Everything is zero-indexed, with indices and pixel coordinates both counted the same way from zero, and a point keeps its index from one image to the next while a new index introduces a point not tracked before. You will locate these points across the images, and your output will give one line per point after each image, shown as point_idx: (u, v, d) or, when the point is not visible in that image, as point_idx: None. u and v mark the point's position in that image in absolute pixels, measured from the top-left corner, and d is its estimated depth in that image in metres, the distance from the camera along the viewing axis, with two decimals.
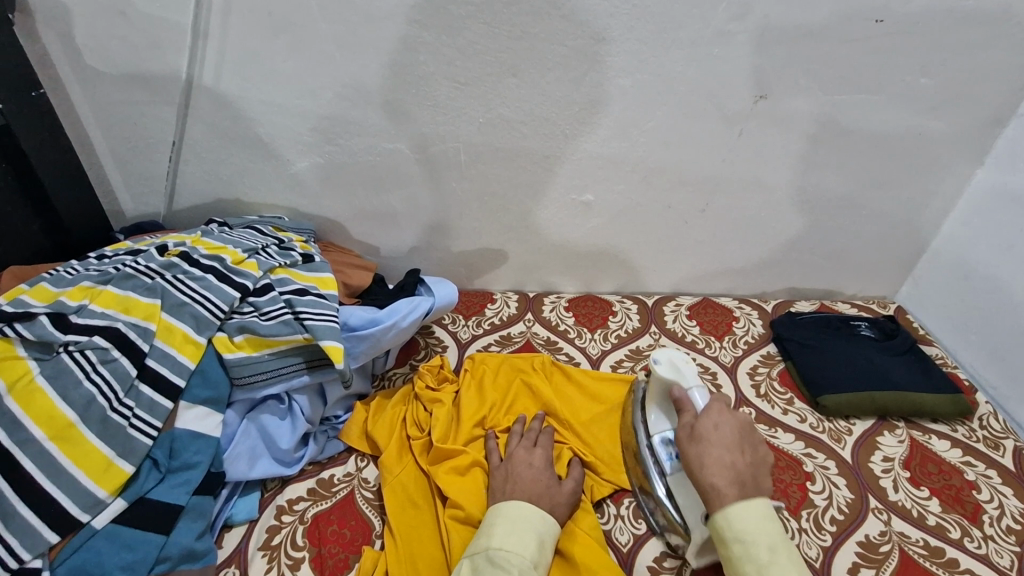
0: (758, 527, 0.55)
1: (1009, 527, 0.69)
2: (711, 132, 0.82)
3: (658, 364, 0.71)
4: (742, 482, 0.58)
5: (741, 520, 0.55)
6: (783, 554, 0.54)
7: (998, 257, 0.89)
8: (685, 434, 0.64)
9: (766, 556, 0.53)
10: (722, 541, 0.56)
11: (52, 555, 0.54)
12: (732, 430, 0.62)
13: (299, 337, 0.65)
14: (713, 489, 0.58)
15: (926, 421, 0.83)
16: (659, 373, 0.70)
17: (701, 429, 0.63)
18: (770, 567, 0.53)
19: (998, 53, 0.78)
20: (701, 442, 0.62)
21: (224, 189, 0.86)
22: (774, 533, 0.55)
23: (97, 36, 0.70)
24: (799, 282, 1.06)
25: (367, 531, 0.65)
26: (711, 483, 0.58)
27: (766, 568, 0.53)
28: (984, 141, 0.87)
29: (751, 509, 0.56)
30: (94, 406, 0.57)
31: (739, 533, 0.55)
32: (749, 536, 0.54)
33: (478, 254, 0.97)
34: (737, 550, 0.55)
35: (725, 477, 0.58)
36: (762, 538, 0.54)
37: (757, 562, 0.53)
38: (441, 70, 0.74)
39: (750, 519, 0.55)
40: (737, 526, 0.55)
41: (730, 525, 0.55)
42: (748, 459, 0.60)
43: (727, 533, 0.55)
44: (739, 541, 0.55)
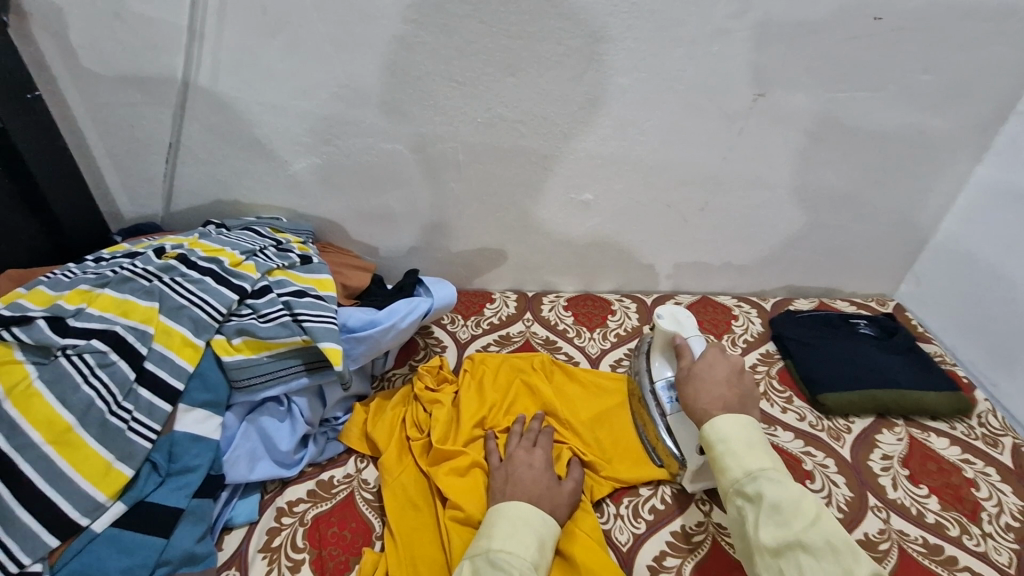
0: (738, 427, 0.59)
1: (1007, 524, 0.69)
2: (710, 131, 0.82)
3: (660, 319, 0.74)
4: (730, 405, 0.62)
5: (722, 420, 0.60)
6: (761, 450, 0.57)
7: (998, 254, 0.89)
8: (681, 373, 0.68)
9: (744, 450, 0.58)
10: (706, 444, 0.60)
11: (52, 559, 0.54)
12: (725, 367, 0.66)
13: (298, 339, 0.64)
14: (703, 413, 0.62)
15: (925, 419, 0.83)
16: (661, 324, 0.74)
17: (696, 366, 0.67)
18: (748, 458, 0.57)
19: (998, 49, 0.78)
20: (695, 377, 0.66)
21: (221, 191, 0.85)
22: (754, 435, 0.59)
23: (92, 37, 0.70)
24: (799, 280, 1.06)
25: (367, 533, 0.65)
26: (702, 409, 0.62)
27: (743, 459, 0.57)
28: (983, 137, 0.87)
29: (737, 422, 0.60)
30: (92, 410, 0.57)
31: (719, 433, 0.59)
32: (729, 434, 0.59)
33: (477, 254, 0.97)
34: (718, 448, 0.59)
35: (715, 403, 0.62)
36: (741, 435, 0.58)
37: (736, 454, 0.57)
38: (439, 70, 0.74)
39: (731, 422, 0.59)
40: (718, 427, 0.59)
41: (713, 428, 0.60)
42: (740, 389, 0.64)
43: (709, 435, 0.60)
44: (721, 440, 0.59)
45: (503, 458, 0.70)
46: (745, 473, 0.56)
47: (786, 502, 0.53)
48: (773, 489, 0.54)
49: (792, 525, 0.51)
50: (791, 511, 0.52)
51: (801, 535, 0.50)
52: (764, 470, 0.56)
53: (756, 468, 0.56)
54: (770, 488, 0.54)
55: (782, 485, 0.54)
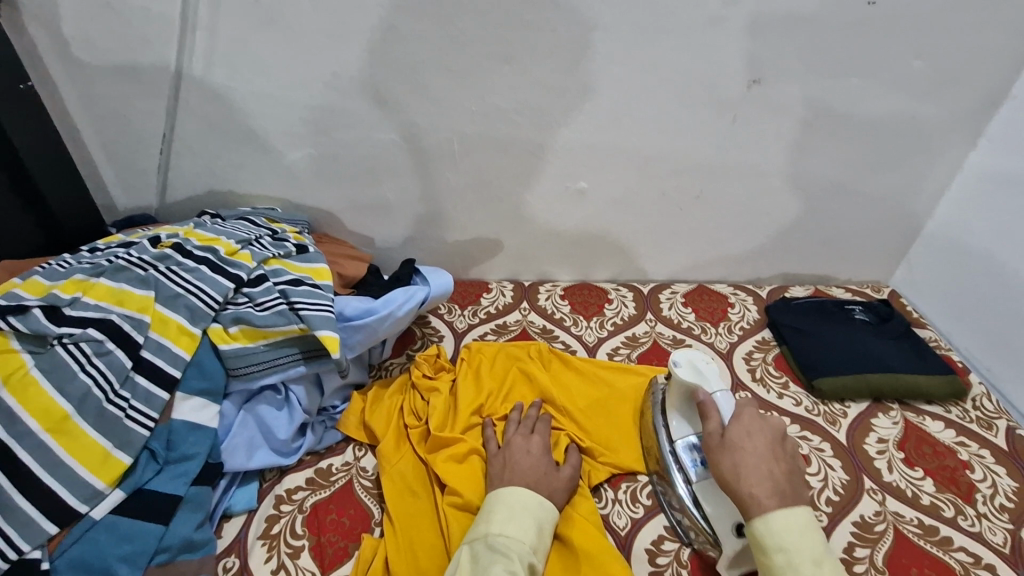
0: (800, 538, 0.54)
1: (1002, 505, 0.70)
2: (705, 118, 0.82)
3: (678, 367, 0.70)
4: (780, 488, 0.57)
5: (783, 527, 0.54)
6: (828, 569, 0.53)
7: (992, 239, 0.90)
8: (715, 441, 0.62)
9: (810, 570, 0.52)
10: (761, 549, 0.55)
11: (51, 547, 0.54)
12: (764, 439, 0.62)
13: (294, 327, 0.65)
14: (749, 498, 0.57)
15: (921, 403, 0.83)
16: (681, 374, 0.69)
17: (733, 437, 0.62)
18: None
19: (991, 34, 0.78)
20: (734, 450, 0.61)
21: (216, 181, 0.85)
22: (816, 545, 0.54)
23: (84, 27, 0.69)
24: (794, 268, 1.06)
25: (366, 520, 0.66)
26: (749, 493, 0.57)
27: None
28: (977, 124, 0.87)
29: (795, 522, 0.55)
30: (89, 398, 0.57)
31: (781, 543, 0.54)
32: (792, 547, 0.53)
33: (473, 244, 0.97)
34: (778, 560, 0.53)
35: (764, 487, 0.57)
36: (805, 550, 0.53)
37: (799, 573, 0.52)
38: (433, 58, 0.74)
39: (790, 529, 0.54)
40: (778, 535, 0.54)
41: (772, 534, 0.54)
42: (783, 467, 0.60)
43: (767, 541, 0.54)
44: (780, 549, 0.53)
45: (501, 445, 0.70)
46: None
47: None
48: None
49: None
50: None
51: None
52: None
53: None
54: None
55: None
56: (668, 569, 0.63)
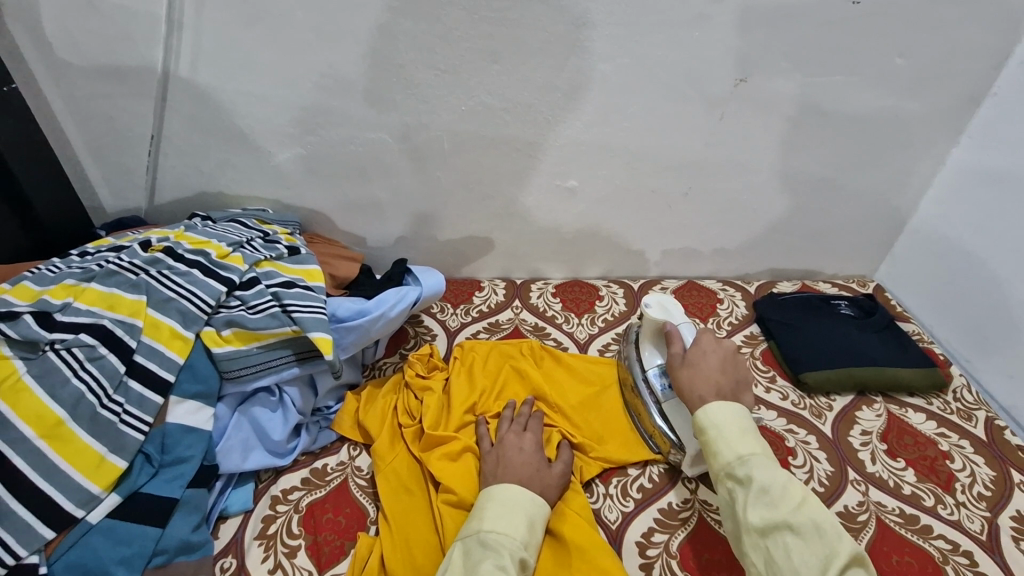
0: (731, 414, 0.61)
1: (980, 494, 0.72)
2: (692, 116, 0.83)
3: (649, 308, 0.76)
4: (723, 391, 0.64)
5: (713, 407, 0.62)
6: (752, 436, 0.59)
7: (973, 234, 0.92)
8: (676, 360, 0.70)
9: (736, 437, 0.59)
10: (699, 429, 0.62)
11: (48, 551, 0.54)
12: (719, 355, 0.68)
13: (287, 329, 0.65)
14: (697, 400, 0.64)
15: (903, 395, 0.85)
16: (649, 313, 0.76)
17: (691, 354, 0.69)
18: (738, 443, 0.59)
19: (971, 31, 0.79)
20: (690, 365, 0.68)
21: (206, 183, 0.85)
22: (744, 421, 0.61)
23: (69, 27, 0.69)
24: (782, 264, 1.08)
25: (361, 518, 0.67)
26: (697, 396, 0.64)
27: (734, 443, 0.59)
28: (958, 120, 0.89)
29: (730, 408, 0.62)
30: (83, 403, 0.57)
31: (713, 419, 0.61)
32: (722, 420, 0.60)
33: (465, 242, 0.97)
34: (711, 433, 0.60)
35: (709, 391, 0.64)
36: (733, 421, 0.60)
37: (726, 439, 0.59)
38: (422, 58, 0.74)
39: (724, 409, 0.61)
40: (712, 415, 0.61)
41: (706, 414, 0.62)
42: (733, 377, 0.66)
43: (703, 420, 0.61)
44: (714, 425, 0.61)
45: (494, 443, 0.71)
46: (736, 457, 0.58)
47: (775, 486, 0.54)
48: (763, 471, 0.56)
49: (779, 507, 0.53)
50: (779, 494, 0.54)
51: (787, 518, 0.52)
52: (754, 454, 0.57)
53: (746, 452, 0.58)
54: (759, 470, 0.56)
55: (770, 467, 0.56)
56: (658, 562, 0.65)
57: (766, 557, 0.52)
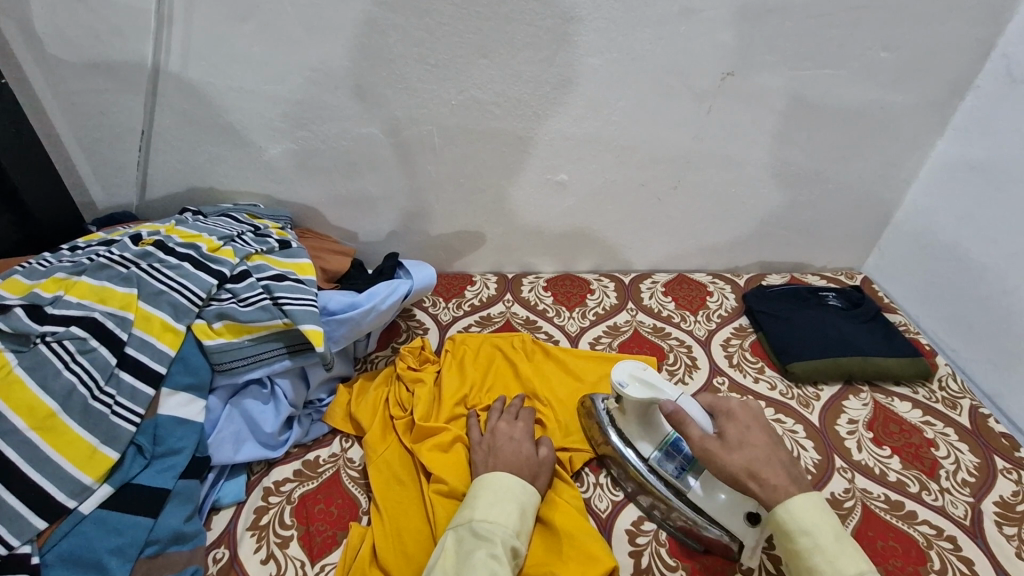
0: (822, 520, 0.55)
1: (964, 480, 0.73)
2: (680, 110, 0.84)
3: (628, 387, 0.66)
4: (792, 475, 0.59)
5: (802, 511, 0.55)
6: (851, 548, 0.54)
7: (957, 225, 0.93)
8: (715, 444, 0.61)
9: (835, 550, 0.54)
10: (787, 536, 0.55)
11: (40, 541, 0.55)
12: (757, 427, 0.63)
13: (278, 321, 0.66)
14: (774, 491, 0.57)
15: (889, 384, 0.86)
16: (634, 394, 0.66)
17: (733, 435, 0.62)
18: (841, 559, 0.53)
19: (954, 25, 0.80)
20: (741, 446, 0.61)
21: (197, 178, 0.85)
22: (836, 526, 0.56)
23: (57, 23, 0.69)
24: (770, 256, 1.09)
25: (353, 508, 0.67)
26: (773, 487, 0.57)
27: (838, 562, 0.53)
28: (943, 113, 0.90)
29: (813, 505, 0.56)
30: (74, 395, 0.57)
31: (804, 526, 0.55)
32: (816, 530, 0.55)
33: (456, 236, 0.98)
34: (804, 543, 0.54)
35: (779, 474, 0.58)
36: (829, 531, 0.54)
37: (828, 555, 0.53)
38: (411, 52, 0.74)
39: (813, 512, 0.55)
40: (802, 520, 0.55)
41: (795, 519, 0.55)
42: (782, 450, 0.62)
43: (792, 526, 0.55)
44: (806, 533, 0.55)
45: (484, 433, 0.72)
46: None
47: None
48: None
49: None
50: None
51: None
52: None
53: (853, 572, 0.52)
54: None
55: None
56: (647, 548, 0.66)
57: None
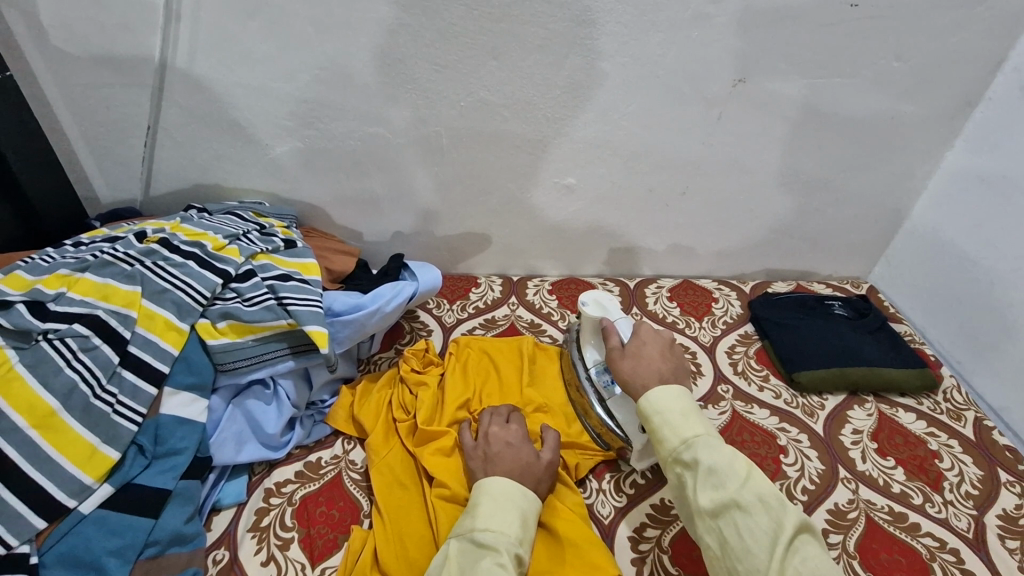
0: (671, 397, 0.61)
1: (967, 492, 0.73)
2: (690, 115, 0.84)
3: (585, 305, 0.77)
4: (664, 378, 0.65)
5: (654, 392, 0.62)
6: (694, 417, 0.59)
7: (965, 237, 0.93)
8: (617, 352, 0.70)
9: (678, 419, 0.59)
10: (644, 417, 0.62)
11: (39, 542, 0.54)
12: (656, 344, 0.70)
13: (283, 322, 0.65)
14: (641, 388, 0.65)
15: (894, 395, 0.86)
16: (587, 311, 0.76)
17: (630, 347, 0.70)
18: (682, 426, 0.59)
19: (967, 36, 0.80)
20: (632, 356, 0.68)
21: (203, 174, 0.84)
22: (687, 403, 0.61)
23: (65, 16, 0.68)
24: (776, 264, 1.09)
25: (355, 512, 0.67)
26: (641, 385, 0.65)
27: (679, 428, 0.59)
28: (953, 124, 0.90)
29: (670, 390, 0.63)
30: (75, 393, 0.57)
31: (655, 405, 0.61)
32: (665, 406, 0.60)
33: (462, 238, 0.97)
34: (654, 420, 0.60)
35: (651, 377, 0.65)
36: (674, 405, 0.60)
37: (671, 424, 0.59)
38: (421, 53, 0.74)
39: (664, 392, 0.61)
40: (653, 399, 0.61)
41: (648, 400, 0.62)
42: (672, 364, 0.67)
43: (646, 408, 0.61)
44: (657, 412, 0.61)
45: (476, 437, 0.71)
46: (682, 441, 0.58)
47: (720, 464, 0.55)
48: (708, 453, 0.56)
49: (727, 486, 0.53)
50: (724, 472, 0.54)
51: (736, 497, 0.52)
52: (698, 436, 0.57)
53: (690, 435, 0.58)
54: (704, 452, 0.56)
55: (715, 447, 0.56)
56: (650, 556, 0.65)
57: (720, 538, 0.53)
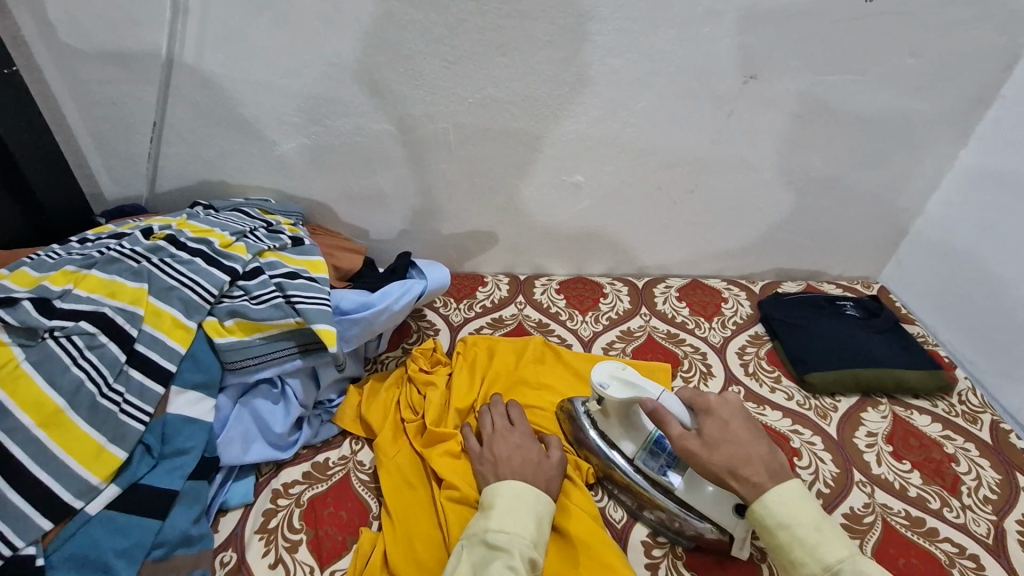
0: (800, 509, 0.53)
1: (986, 497, 0.72)
2: (701, 113, 0.83)
3: (608, 389, 0.65)
4: (772, 469, 0.57)
5: (778, 503, 0.54)
6: (832, 534, 0.52)
7: (977, 237, 0.92)
8: (696, 443, 0.59)
9: (815, 539, 0.52)
10: (767, 531, 0.54)
11: (46, 542, 0.53)
12: (733, 417, 0.61)
13: (290, 320, 0.64)
14: (752, 487, 0.56)
15: (908, 397, 0.85)
16: (616, 395, 0.65)
17: (712, 434, 0.59)
18: (821, 548, 0.51)
19: (981, 33, 0.79)
20: (722, 444, 0.58)
21: (208, 171, 0.84)
22: (818, 514, 0.54)
23: (70, 9, 0.67)
24: (786, 263, 1.08)
25: (364, 513, 0.66)
26: (750, 483, 0.56)
27: (819, 550, 0.51)
28: (966, 123, 0.89)
29: (790, 495, 0.54)
30: (82, 391, 0.56)
31: (785, 521, 0.53)
32: (794, 521, 0.53)
33: (469, 236, 0.96)
34: (784, 537, 0.53)
35: (758, 471, 0.56)
36: (806, 520, 0.53)
37: (807, 546, 0.52)
38: (429, 48, 0.73)
39: (790, 502, 0.54)
40: (778, 512, 0.53)
41: (771, 512, 0.54)
42: (764, 443, 0.59)
43: (770, 521, 0.53)
44: (784, 526, 0.53)
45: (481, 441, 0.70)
46: (824, 568, 0.50)
47: None
48: None
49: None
50: None
51: None
52: (844, 562, 0.50)
53: (834, 560, 0.50)
54: None
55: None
56: (664, 561, 0.64)
57: None
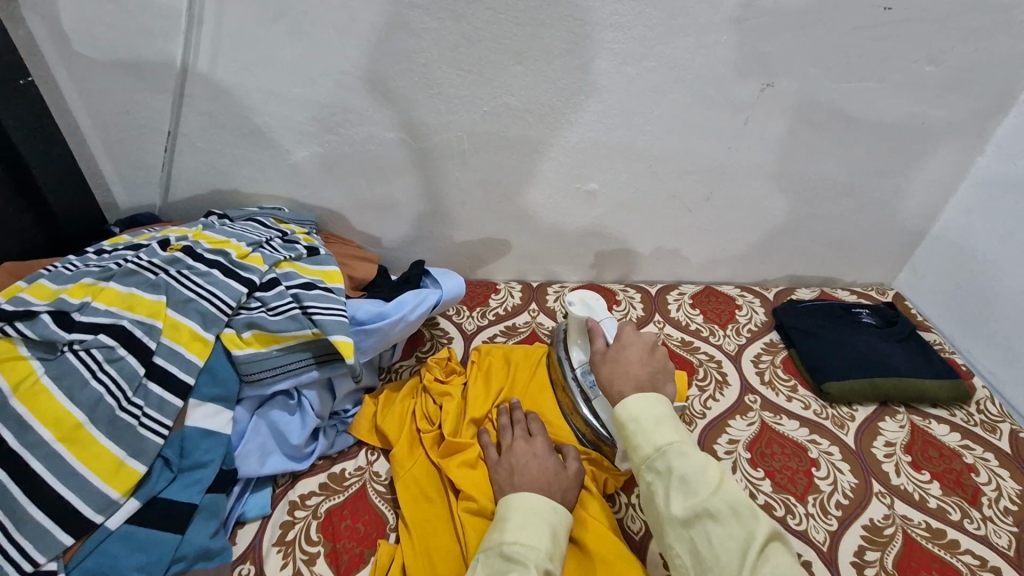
0: (647, 405, 0.57)
1: (1007, 508, 0.71)
2: (717, 120, 0.82)
3: (572, 305, 0.74)
4: (640, 383, 0.61)
5: (631, 401, 0.58)
6: (671, 426, 0.56)
7: (995, 244, 0.91)
8: (598, 356, 0.68)
9: (653, 427, 0.56)
10: (618, 425, 0.58)
11: (66, 558, 0.53)
12: (639, 350, 0.66)
13: (307, 332, 0.64)
14: (615, 394, 0.61)
15: (926, 406, 0.84)
16: (574, 312, 0.74)
17: (612, 351, 0.67)
18: (656, 434, 0.55)
19: (1002, 38, 0.78)
20: (612, 360, 0.65)
21: (223, 180, 0.83)
22: (665, 410, 0.57)
23: (85, 20, 0.67)
24: (800, 270, 1.07)
25: (380, 525, 0.65)
26: (616, 391, 0.61)
27: (652, 435, 0.55)
28: (985, 129, 0.88)
29: (643, 395, 0.58)
30: (101, 406, 0.56)
31: (631, 414, 0.57)
32: (640, 413, 0.57)
33: (482, 244, 0.96)
34: (629, 427, 0.57)
35: (627, 383, 0.61)
36: (649, 412, 0.57)
37: (645, 432, 0.55)
38: (445, 56, 0.73)
39: (640, 400, 0.58)
40: (629, 407, 0.58)
41: (623, 408, 0.58)
42: (651, 368, 0.64)
43: (621, 417, 0.58)
44: (632, 419, 0.57)
45: (500, 452, 0.69)
46: (655, 448, 0.54)
47: (694, 473, 0.51)
48: (682, 461, 0.52)
49: (699, 494, 0.50)
50: (697, 480, 0.50)
51: (708, 505, 0.49)
52: (672, 444, 0.54)
53: (664, 443, 0.54)
54: (678, 459, 0.52)
55: (689, 455, 0.52)
56: None
57: (689, 548, 0.49)
